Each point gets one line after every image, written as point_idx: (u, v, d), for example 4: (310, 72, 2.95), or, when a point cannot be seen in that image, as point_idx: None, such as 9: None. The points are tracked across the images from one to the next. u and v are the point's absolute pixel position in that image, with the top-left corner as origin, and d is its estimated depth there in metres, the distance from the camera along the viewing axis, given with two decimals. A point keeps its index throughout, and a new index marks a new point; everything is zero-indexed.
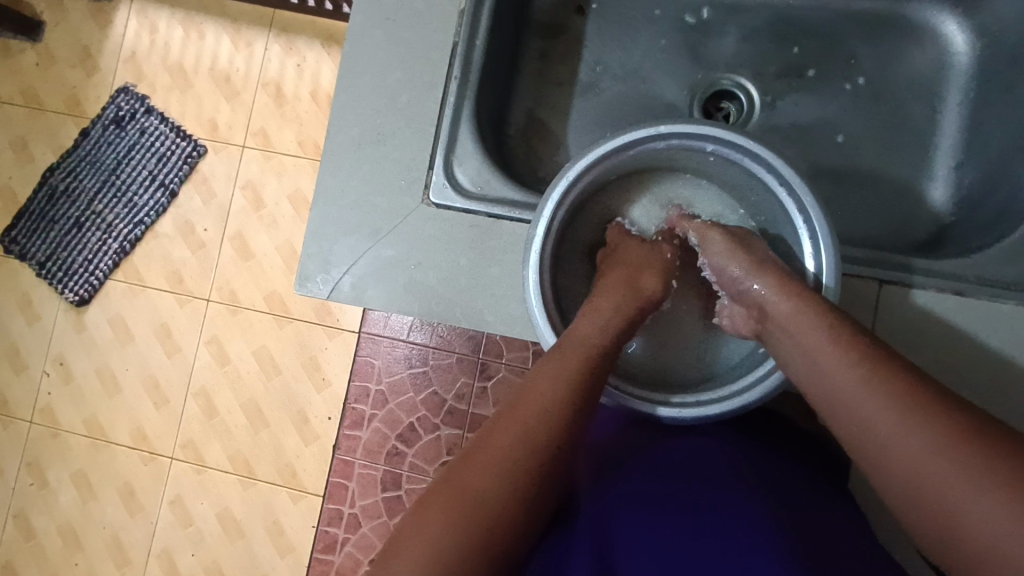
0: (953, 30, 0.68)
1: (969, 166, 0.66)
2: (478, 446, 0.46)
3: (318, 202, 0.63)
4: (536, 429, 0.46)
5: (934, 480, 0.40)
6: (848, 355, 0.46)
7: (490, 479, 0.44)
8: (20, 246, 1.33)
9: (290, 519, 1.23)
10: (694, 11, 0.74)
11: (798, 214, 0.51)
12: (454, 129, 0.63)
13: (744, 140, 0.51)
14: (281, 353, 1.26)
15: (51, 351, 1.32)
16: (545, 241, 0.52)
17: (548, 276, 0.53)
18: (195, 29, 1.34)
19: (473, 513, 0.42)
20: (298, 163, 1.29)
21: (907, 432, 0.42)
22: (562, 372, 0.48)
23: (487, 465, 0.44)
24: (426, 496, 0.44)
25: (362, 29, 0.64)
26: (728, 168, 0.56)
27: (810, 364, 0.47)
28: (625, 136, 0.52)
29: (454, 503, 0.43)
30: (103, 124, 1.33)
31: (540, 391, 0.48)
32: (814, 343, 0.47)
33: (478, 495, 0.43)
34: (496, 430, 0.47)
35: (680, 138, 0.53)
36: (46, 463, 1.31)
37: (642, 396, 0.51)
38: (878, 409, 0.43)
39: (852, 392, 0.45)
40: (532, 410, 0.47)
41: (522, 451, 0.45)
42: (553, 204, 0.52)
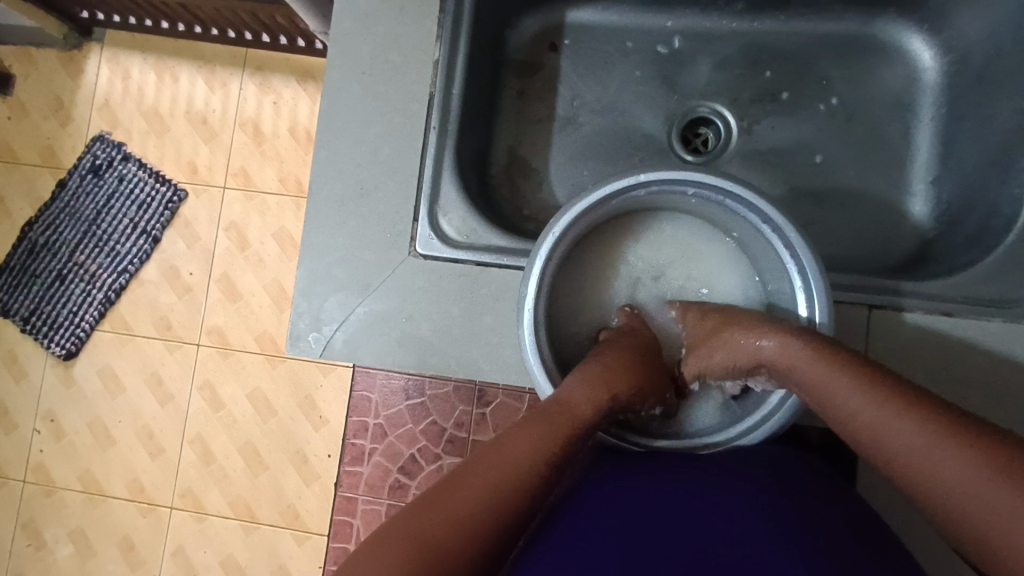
0: (920, 46, 0.70)
1: (946, 178, 0.67)
2: (448, 487, 0.42)
3: (305, 260, 0.62)
4: (509, 484, 0.43)
5: (973, 504, 0.37)
6: (865, 385, 0.44)
7: (450, 525, 0.40)
8: (3, 303, 1.31)
9: (295, 561, 1.21)
10: (666, 40, 0.75)
11: (785, 252, 0.52)
12: (436, 180, 0.63)
13: (724, 182, 0.51)
14: (276, 394, 1.25)
15: (41, 408, 1.30)
16: (537, 299, 0.52)
17: (543, 330, 0.53)
18: (168, 73, 1.33)
19: (426, 554, 0.38)
20: (281, 202, 1.28)
21: (941, 455, 0.39)
22: (538, 434, 0.47)
23: (450, 508, 0.41)
24: (375, 538, 0.39)
25: (337, 83, 0.64)
26: (712, 209, 0.56)
27: (829, 401, 0.45)
28: (607, 187, 0.53)
29: (411, 540, 0.39)
30: (80, 174, 1.32)
31: (519, 447, 0.46)
32: (824, 375, 0.45)
33: (434, 536, 0.39)
34: (459, 479, 0.43)
35: (661, 184, 0.53)
36: (42, 522, 1.28)
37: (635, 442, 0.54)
38: (905, 434, 0.41)
39: (821, 376, 0.46)
40: (503, 464, 0.44)
41: (486, 499, 0.42)
42: (542, 258, 0.53)
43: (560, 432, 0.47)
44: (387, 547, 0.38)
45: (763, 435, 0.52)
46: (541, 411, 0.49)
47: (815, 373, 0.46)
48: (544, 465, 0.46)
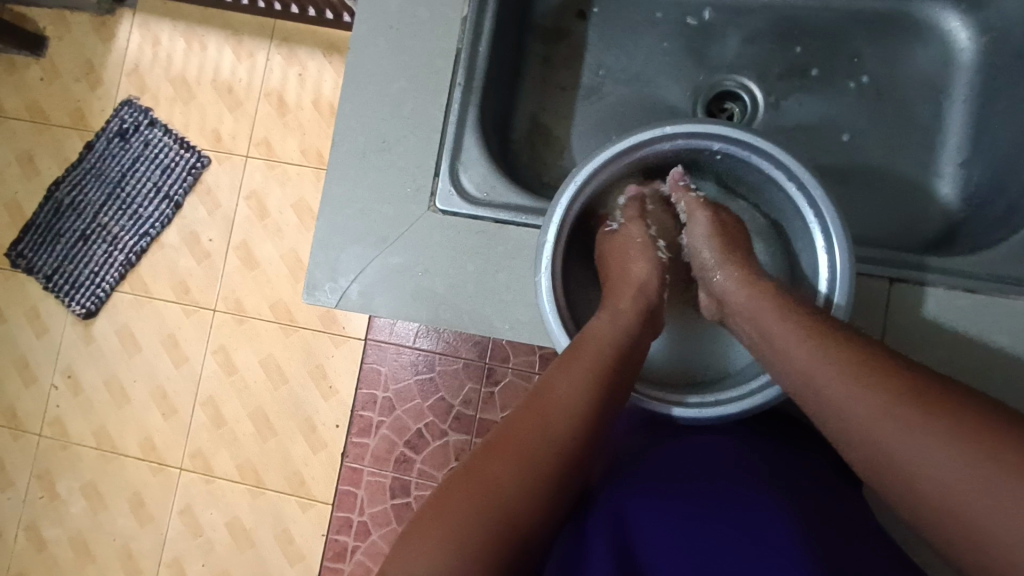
0: (956, 26, 0.68)
1: (975, 163, 0.66)
2: (504, 438, 0.45)
3: (324, 211, 0.63)
4: (556, 421, 0.46)
5: (932, 478, 0.39)
6: (837, 359, 0.44)
7: (515, 469, 0.43)
8: (28, 259, 1.34)
9: (299, 527, 1.23)
10: (695, 13, 0.74)
11: (809, 209, 0.51)
12: (459, 135, 0.63)
13: (751, 137, 0.51)
14: (289, 362, 1.27)
15: (60, 364, 1.33)
16: (556, 247, 0.52)
17: (560, 278, 0.53)
18: (197, 40, 1.35)
19: (492, 505, 0.42)
20: (302, 172, 1.29)
21: (902, 433, 0.40)
22: (585, 374, 0.48)
23: (508, 458, 0.44)
24: (447, 487, 0.43)
25: (365, 38, 0.65)
26: (736, 165, 0.56)
27: (802, 373, 0.46)
28: (631, 138, 0.52)
29: (474, 493, 0.42)
30: (107, 137, 1.34)
31: (562, 386, 0.48)
32: (797, 351, 0.46)
33: (498, 487, 0.42)
34: (518, 424, 0.46)
35: (686, 138, 0.53)
36: (56, 475, 1.31)
37: (662, 399, 0.52)
38: (868, 408, 0.42)
39: (806, 362, 0.46)
40: (558, 406, 0.46)
41: (546, 445, 0.45)
42: (562, 209, 0.52)
43: (598, 365, 0.49)
44: (456, 496, 0.42)
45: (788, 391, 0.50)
46: (582, 354, 0.49)
47: (789, 348, 0.47)
48: (588, 394, 0.47)
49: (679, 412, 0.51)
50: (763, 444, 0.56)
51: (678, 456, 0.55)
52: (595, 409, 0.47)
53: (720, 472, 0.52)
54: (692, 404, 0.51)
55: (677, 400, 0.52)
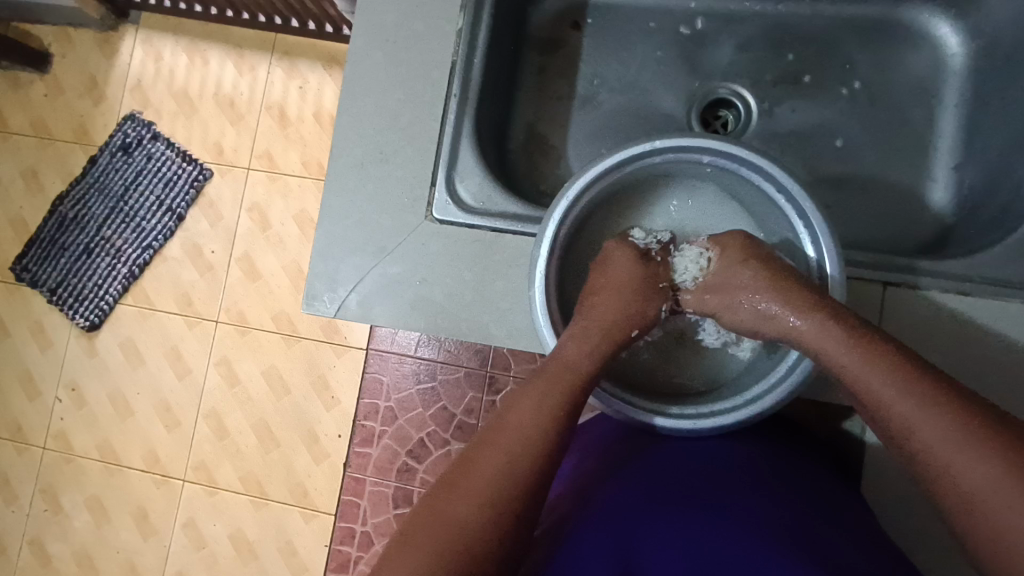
0: (947, 32, 0.69)
1: (969, 166, 0.66)
2: (463, 472, 0.46)
3: (323, 222, 0.63)
4: (519, 448, 0.47)
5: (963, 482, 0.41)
6: (885, 367, 0.46)
7: (474, 505, 0.44)
8: (32, 273, 1.35)
9: (302, 538, 1.22)
10: (689, 22, 0.75)
11: (798, 220, 0.52)
12: (454, 146, 0.64)
13: (740, 150, 0.52)
14: (291, 373, 1.27)
15: (64, 377, 1.34)
16: (549, 261, 0.53)
17: (554, 289, 0.54)
18: (199, 55, 1.36)
19: (459, 543, 0.42)
20: (303, 183, 1.30)
21: (944, 443, 0.42)
22: (544, 402, 0.49)
23: (470, 493, 0.44)
24: (410, 526, 0.44)
25: (362, 51, 0.66)
26: (726, 178, 0.56)
27: (848, 376, 0.47)
28: (621, 153, 0.53)
29: (440, 535, 0.42)
30: (110, 152, 1.36)
31: (523, 413, 0.49)
32: (844, 354, 0.47)
33: (462, 523, 0.43)
34: (476, 458, 0.47)
35: (676, 152, 0.54)
36: (60, 488, 1.31)
37: (654, 410, 0.52)
38: (931, 425, 0.43)
39: (856, 368, 0.47)
40: (515, 439, 0.47)
41: (504, 477, 0.45)
42: (555, 223, 0.53)
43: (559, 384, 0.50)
44: (417, 536, 0.43)
45: (778, 402, 0.50)
46: (550, 374, 0.50)
47: (839, 353, 0.48)
48: (549, 419, 0.48)
49: (661, 421, 0.51)
50: (758, 448, 0.56)
51: (667, 464, 0.54)
52: (556, 433, 0.48)
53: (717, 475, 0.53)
54: (673, 415, 0.51)
55: (660, 409, 0.52)
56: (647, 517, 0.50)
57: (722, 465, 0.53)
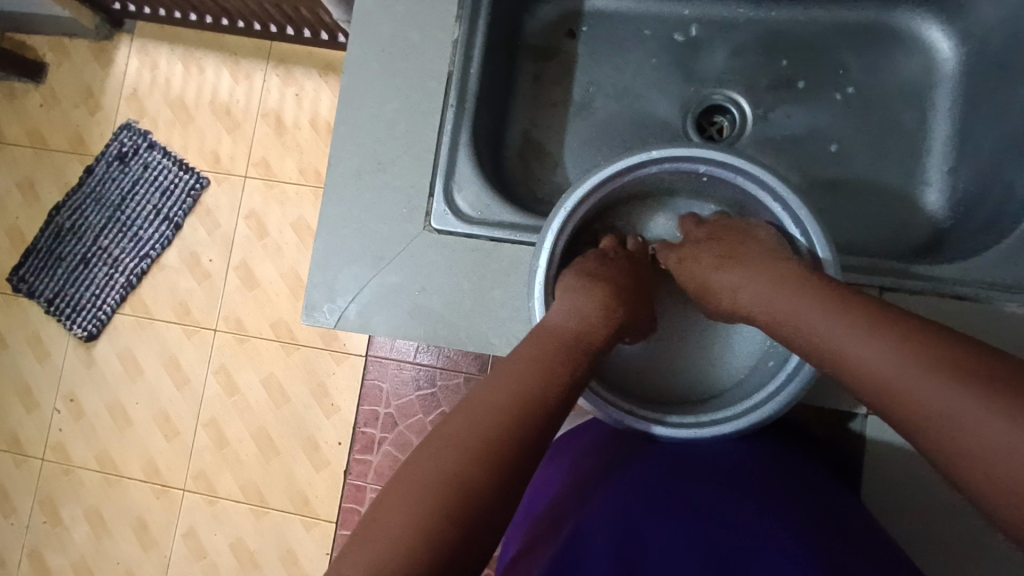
0: (938, 36, 0.70)
1: (963, 169, 0.67)
2: (464, 422, 0.44)
3: (321, 233, 0.64)
4: (520, 407, 0.45)
5: (954, 427, 0.36)
6: (860, 323, 0.43)
7: (473, 456, 0.41)
8: (29, 284, 1.35)
9: (304, 546, 1.22)
10: (683, 29, 0.76)
11: (794, 229, 0.52)
12: (452, 156, 0.64)
13: (736, 160, 0.52)
14: (290, 380, 1.27)
15: (62, 388, 1.33)
16: (548, 271, 0.53)
17: (553, 300, 0.55)
18: (194, 64, 1.36)
19: (450, 491, 0.40)
20: (300, 191, 1.31)
21: (927, 390, 0.38)
22: (548, 363, 0.48)
23: (464, 445, 0.42)
24: (406, 475, 0.41)
25: (358, 61, 0.66)
26: (722, 187, 0.57)
27: (820, 340, 0.44)
28: (618, 163, 0.54)
29: (432, 483, 0.40)
30: (107, 161, 1.36)
31: (525, 373, 0.47)
32: (813, 314, 0.45)
33: (455, 473, 0.41)
34: (477, 409, 0.45)
35: (673, 162, 0.54)
36: (59, 500, 1.31)
37: (652, 419, 0.52)
38: (903, 369, 0.39)
39: (821, 327, 0.45)
40: (517, 395, 0.46)
41: (506, 429, 0.43)
42: (554, 233, 0.53)
43: (561, 350, 0.49)
44: (413, 484, 0.40)
45: (779, 410, 0.50)
46: (547, 339, 0.50)
47: (810, 317, 0.45)
48: (552, 381, 0.47)
49: (658, 429, 0.51)
50: (756, 446, 0.57)
51: (663, 466, 0.54)
52: (557, 396, 0.47)
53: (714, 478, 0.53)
54: (672, 424, 0.52)
55: (658, 418, 0.52)
56: (646, 521, 0.51)
57: (719, 470, 0.54)
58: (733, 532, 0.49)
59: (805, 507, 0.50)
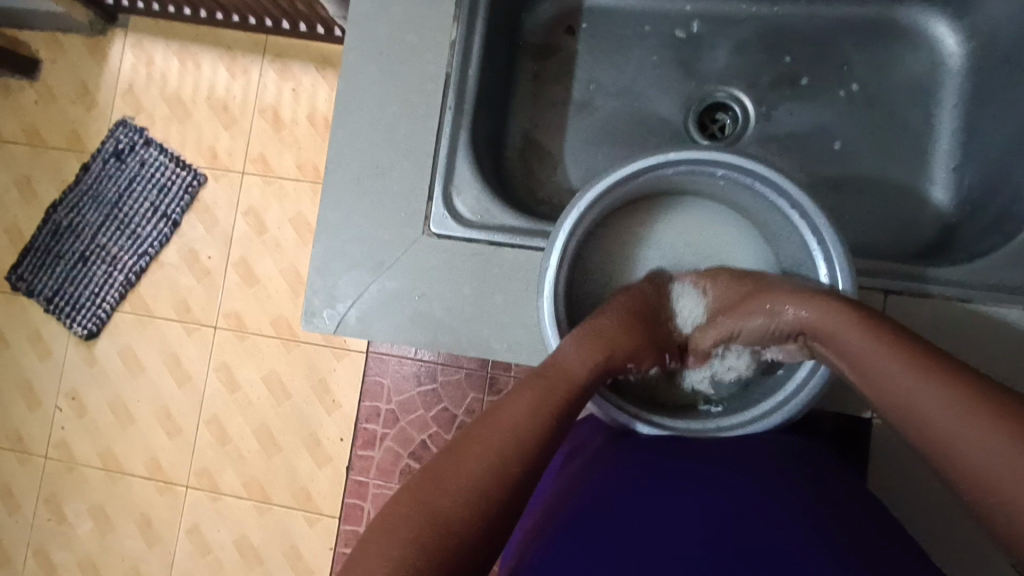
0: (944, 31, 0.68)
1: (968, 167, 0.66)
2: (453, 457, 0.44)
3: (320, 237, 0.63)
4: (510, 451, 0.44)
5: (988, 465, 0.36)
6: (900, 353, 0.43)
7: (459, 493, 0.41)
8: (28, 282, 1.35)
9: (307, 541, 1.23)
10: (684, 25, 0.74)
11: (810, 235, 0.52)
12: (451, 158, 0.63)
13: (753, 165, 0.51)
14: (291, 377, 1.27)
15: (64, 386, 1.33)
16: (558, 272, 0.53)
17: (561, 298, 0.54)
18: (190, 59, 1.35)
19: (430, 528, 0.39)
20: (299, 187, 1.30)
21: (962, 425, 0.38)
22: (540, 400, 0.48)
23: (447, 483, 0.42)
24: (394, 508, 0.41)
25: (355, 63, 0.65)
26: (738, 190, 0.56)
27: (863, 363, 0.44)
28: (634, 164, 0.53)
29: (415, 519, 0.40)
30: (103, 158, 1.35)
31: (514, 413, 0.47)
32: (851, 337, 0.45)
33: (441, 508, 0.40)
34: (466, 445, 0.44)
35: (689, 164, 0.53)
36: (63, 497, 1.31)
37: (641, 417, 0.53)
38: (938, 401, 0.39)
39: (866, 350, 0.44)
40: (508, 431, 0.45)
41: (494, 466, 0.43)
42: (565, 234, 0.53)
43: (557, 392, 0.49)
44: (401, 517, 0.40)
45: (785, 418, 0.51)
46: (548, 377, 0.50)
47: (851, 337, 0.45)
48: (543, 419, 0.47)
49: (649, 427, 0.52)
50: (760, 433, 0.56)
51: (655, 457, 0.53)
52: (547, 441, 0.46)
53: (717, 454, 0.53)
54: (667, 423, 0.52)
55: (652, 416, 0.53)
56: (647, 495, 0.51)
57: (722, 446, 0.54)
58: (733, 519, 0.48)
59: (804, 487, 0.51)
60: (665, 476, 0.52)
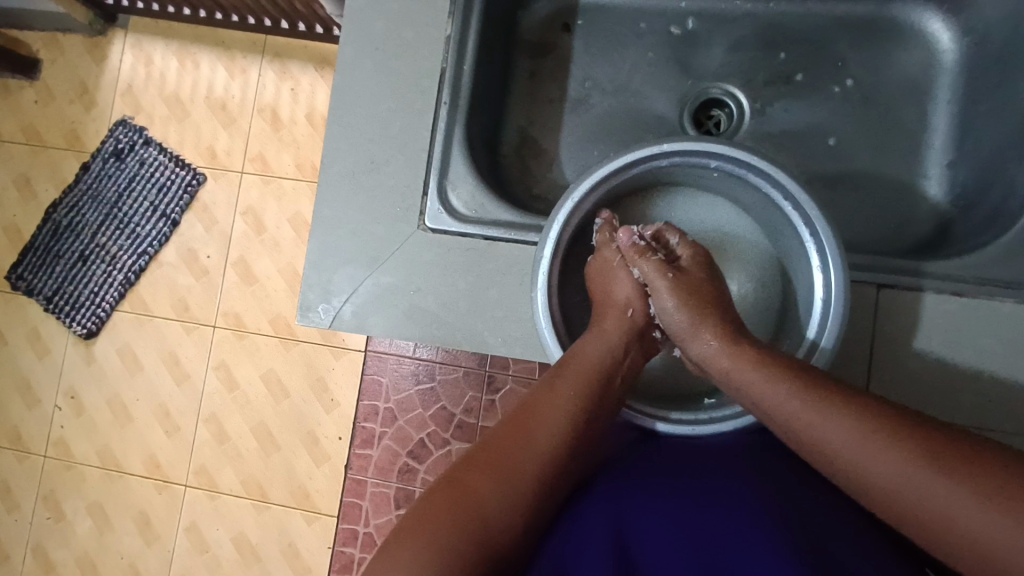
0: (938, 28, 0.69)
1: (962, 163, 0.66)
2: (492, 450, 0.47)
3: (316, 232, 0.63)
4: (542, 445, 0.48)
5: (913, 498, 0.39)
6: (851, 418, 0.43)
7: (499, 483, 0.45)
8: (28, 281, 1.35)
9: (305, 540, 1.23)
10: (680, 22, 0.75)
11: (804, 228, 0.52)
12: (446, 154, 0.64)
13: (747, 156, 0.52)
14: (290, 376, 1.27)
15: (63, 385, 1.34)
16: (552, 261, 0.53)
17: (555, 288, 0.54)
18: (189, 59, 1.35)
19: (468, 519, 0.43)
20: (297, 186, 1.30)
21: (884, 463, 0.41)
22: (572, 392, 0.50)
23: (493, 474, 0.45)
24: (433, 495, 0.44)
25: (351, 59, 0.65)
26: (733, 182, 0.57)
27: (786, 420, 0.45)
28: (628, 155, 0.53)
29: (456, 510, 0.43)
30: (103, 158, 1.35)
31: (552, 413, 0.49)
32: (763, 384, 0.47)
33: (479, 500, 0.44)
34: (506, 437, 0.48)
35: (683, 156, 0.54)
36: (62, 496, 1.31)
37: (661, 416, 0.53)
38: (885, 464, 0.41)
39: (803, 414, 0.45)
40: (544, 425, 0.49)
41: (528, 459, 0.47)
42: (559, 224, 0.53)
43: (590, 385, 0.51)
44: (439, 503, 0.43)
45: None
46: (571, 366, 0.52)
47: (767, 392, 0.47)
48: (574, 414, 0.50)
49: (661, 426, 0.53)
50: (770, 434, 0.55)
51: (661, 453, 0.52)
52: (579, 433, 0.49)
53: (718, 461, 0.50)
54: (674, 420, 0.53)
55: (662, 415, 0.54)
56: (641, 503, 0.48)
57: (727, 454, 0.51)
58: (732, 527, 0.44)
59: (807, 504, 0.48)
60: (660, 484, 0.49)
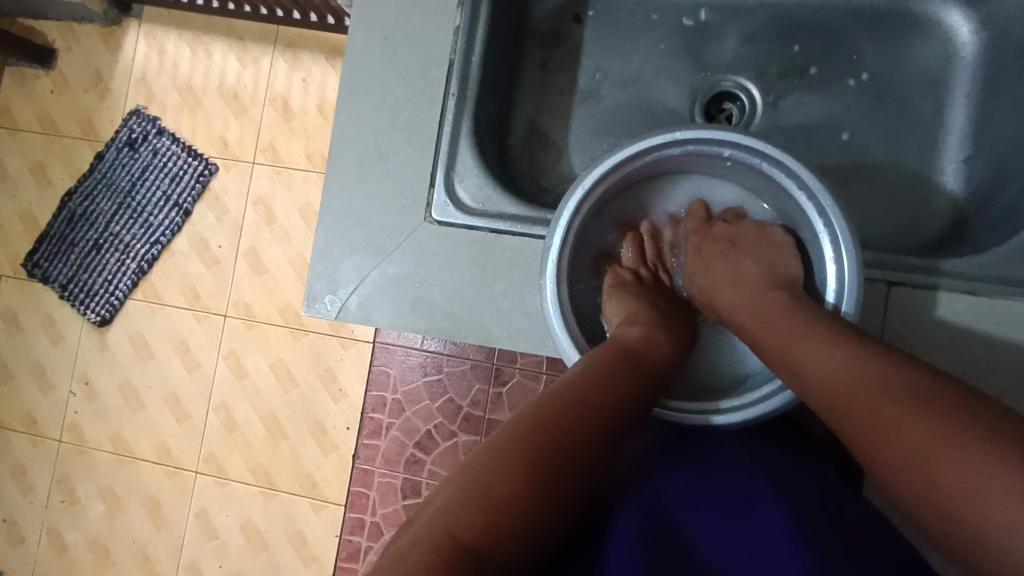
0: (958, 21, 0.67)
1: (980, 159, 0.65)
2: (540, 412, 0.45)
3: (322, 222, 0.63)
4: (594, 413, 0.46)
5: (909, 440, 0.39)
6: (871, 360, 0.43)
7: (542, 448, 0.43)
8: (43, 269, 1.37)
9: (313, 528, 1.24)
10: (692, 14, 0.74)
11: (817, 218, 0.51)
12: (454, 147, 0.63)
13: (761, 146, 0.51)
14: (298, 366, 1.28)
15: (76, 371, 1.36)
16: (561, 251, 0.53)
17: (565, 279, 0.54)
18: (202, 48, 1.36)
19: (527, 482, 0.41)
20: (307, 177, 1.30)
21: (923, 425, 0.38)
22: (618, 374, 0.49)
23: (543, 434, 0.44)
24: (478, 454, 0.43)
25: (360, 49, 0.65)
26: (745, 171, 0.57)
27: (820, 372, 0.45)
28: (641, 143, 0.53)
29: (513, 465, 0.42)
30: (116, 147, 1.36)
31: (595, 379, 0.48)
32: (792, 333, 0.48)
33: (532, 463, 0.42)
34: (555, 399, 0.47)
35: (696, 144, 0.53)
36: (75, 480, 1.34)
37: (711, 409, 0.52)
38: (889, 403, 0.40)
39: (811, 350, 0.46)
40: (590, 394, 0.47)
41: (581, 425, 0.45)
42: (570, 212, 0.53)
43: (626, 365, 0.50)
44: (490, 464, 0.42)
45: (791, 399, 0.50)
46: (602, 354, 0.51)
47: (813, 348, 0.46)
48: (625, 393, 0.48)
49: (714, 419, 0.52)
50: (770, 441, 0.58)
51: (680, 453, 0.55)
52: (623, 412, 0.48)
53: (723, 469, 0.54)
54: (724, 412, 0.52)
55: (712, 408, 0.52)
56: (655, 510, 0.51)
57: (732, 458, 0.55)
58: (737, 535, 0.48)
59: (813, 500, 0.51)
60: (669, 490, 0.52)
